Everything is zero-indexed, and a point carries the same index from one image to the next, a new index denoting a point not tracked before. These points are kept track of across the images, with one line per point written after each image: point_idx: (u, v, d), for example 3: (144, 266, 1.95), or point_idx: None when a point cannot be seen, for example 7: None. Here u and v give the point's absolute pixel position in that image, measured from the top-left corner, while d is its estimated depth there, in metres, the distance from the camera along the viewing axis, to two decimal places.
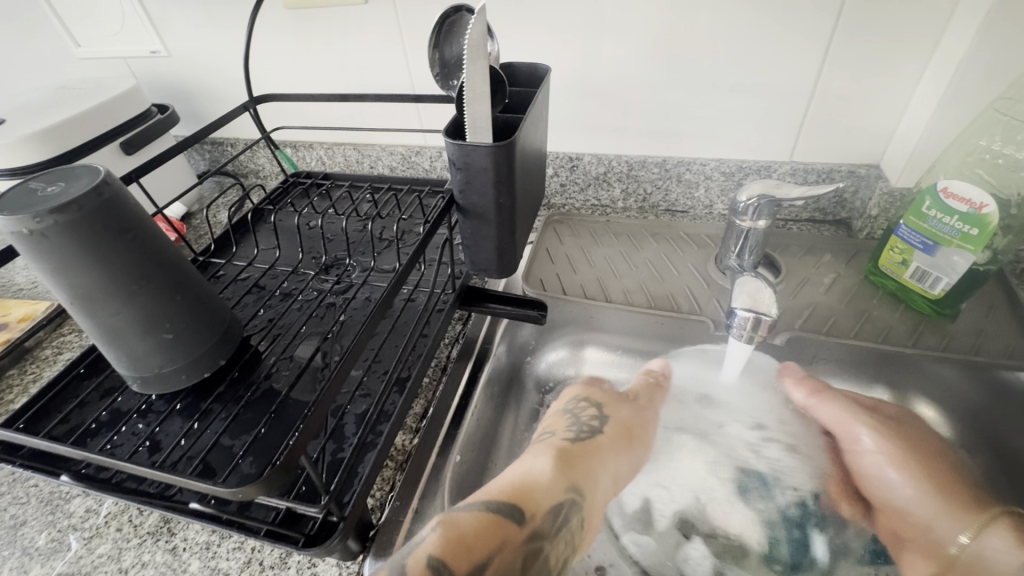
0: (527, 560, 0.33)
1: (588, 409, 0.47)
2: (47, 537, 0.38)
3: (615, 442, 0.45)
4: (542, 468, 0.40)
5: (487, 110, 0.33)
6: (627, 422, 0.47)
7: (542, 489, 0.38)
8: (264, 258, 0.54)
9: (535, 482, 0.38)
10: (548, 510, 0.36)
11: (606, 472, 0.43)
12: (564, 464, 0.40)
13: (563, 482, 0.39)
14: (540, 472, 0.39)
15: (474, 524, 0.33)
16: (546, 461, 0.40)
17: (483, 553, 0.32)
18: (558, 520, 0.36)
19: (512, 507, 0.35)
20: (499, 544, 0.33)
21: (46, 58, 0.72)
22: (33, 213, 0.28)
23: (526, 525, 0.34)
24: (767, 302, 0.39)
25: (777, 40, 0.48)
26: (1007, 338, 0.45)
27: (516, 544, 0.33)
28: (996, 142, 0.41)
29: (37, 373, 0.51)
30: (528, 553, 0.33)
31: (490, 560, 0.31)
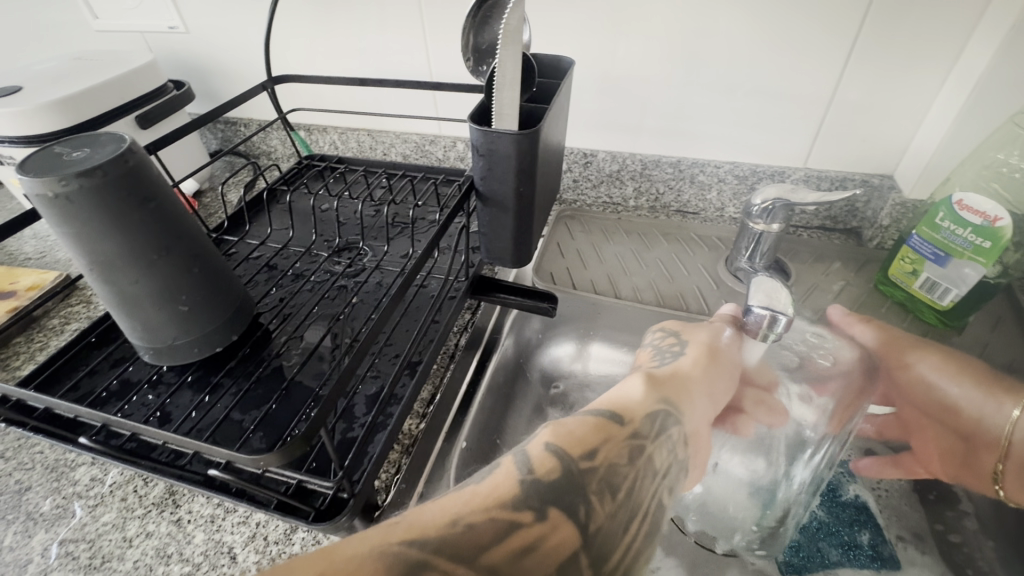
0: (634, 455, 0.30)
1: (667, 338, 0.45)
2: (51, 504, 0.38)
3: (703, 365, 0.41)
4: (631, 386, 0.37)
5: (514, 97, 0.33)
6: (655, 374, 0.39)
7: (634, 404, 0.34)
8: (277, 238, 0.54)
9: (627, 402, 0.35)
10: (644, 417, 0.33)
11: (698, 393, 0.39)
12: (651, 383, 0.38)
13: (654, 397, 0.36)
14: (629, 390, 0.36)
15: (583, 427, 0.31)
16: (638, 385, 0.37)
17: (591, 444, 0.30)
18: (657, 426, 0.33)
19: (614, 412, 0.33)
20: (606, 440, 0.31)
21: (65, 31, 0.72)
22: (60, 176, 0.28)
23: (629, 426, 0.32)
24: (784, 301, 0.38)
25: (795, 46, 0.48)
26: (1014, 352, 0.45)
27: (623, 442, 0.31)
28: (1014, 156, 0.41)
29: (45, 342, 0.51)
30: (634, 449, 0.31)
31: (598, 448, 0.30)
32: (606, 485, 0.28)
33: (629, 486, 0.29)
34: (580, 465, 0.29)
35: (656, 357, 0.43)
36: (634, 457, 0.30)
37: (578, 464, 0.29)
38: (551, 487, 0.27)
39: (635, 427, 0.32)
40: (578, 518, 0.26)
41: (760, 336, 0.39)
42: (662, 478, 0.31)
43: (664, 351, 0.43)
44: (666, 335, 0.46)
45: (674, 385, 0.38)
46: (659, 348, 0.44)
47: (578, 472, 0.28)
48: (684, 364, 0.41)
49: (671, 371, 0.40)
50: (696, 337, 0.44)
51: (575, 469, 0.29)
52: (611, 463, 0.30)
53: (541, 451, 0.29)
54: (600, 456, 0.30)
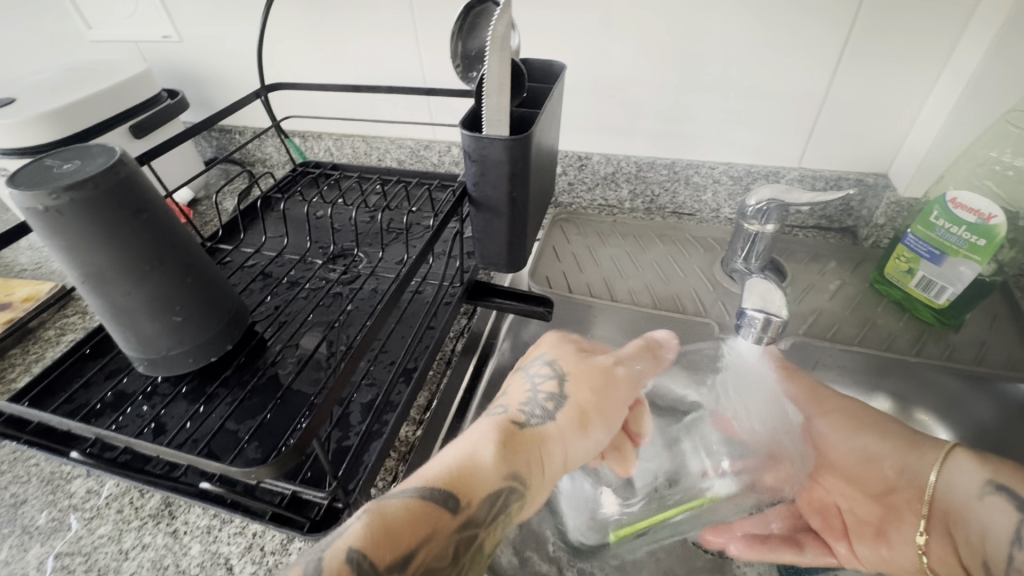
0: (459, 552, 0.28)
1: (548, 382, 0.40)
2: (47, 517, 0.38)
3: (570, 425, 0.37)
4: (483, 449, 0.33)
5: (504, 103, 0.33)
6: (512, 436, 0.35)
7: (480, 478, 0.31)
8: (272, 246, 0.54)
9: (473, 474, 0.31)
10: (484, 498, 0.30)
11: (554, 454, 0.36)
12: (505, 448, 0.33)
13: (502, 470, 0.32)
14: (478, 455, 0.32)
15: (405, 514, 0.27)
16: (491, 445, 0.33)
17: (410, 546, 0.26)
18: (496, 507, 0.30)
19: (450, 492, 0.29)
20: (431, 534, 0.27)
21: (59, 42, 0.72)
22: (50, 189, 0.28)
23: (461, 515, 0.28)
24: (778, 303, 0.38)
25: (787, 45, 0.48)
26: (1011, 350, 0.45)
27: (449, 536, 0.27)
28: (1007, 154, 0.42)
29: (40, 353, 0.51)
30: (460, 544, 0.28)
31: (417, 549, 0.26)
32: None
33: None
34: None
35: (527, 404, 0.38)
36: (459, 551, 0.28)
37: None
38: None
39: (468, 514, 0.29)
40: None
41: (754, 340, 0.39)
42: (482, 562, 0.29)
43: (537, 402, 0.38)
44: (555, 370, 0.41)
45: (530, 450, 0.34)
46: (535, 398, 0.38)
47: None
48: (563, 419, 0.37)
49: (536, 433, 0.36)
50: (578, 394, 0.39)
51: None
52: (427, 567, 0.26)
53: (339, 564, 0.24)
54: (416, 561, 0.26)
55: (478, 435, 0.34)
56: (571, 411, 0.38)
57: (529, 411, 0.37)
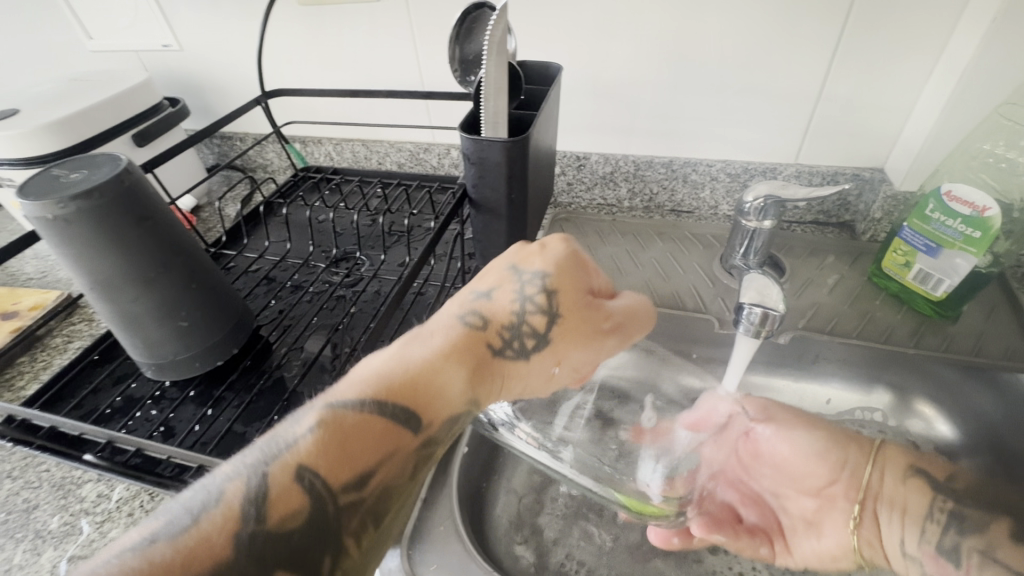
0: (415, 471, 0.28)
1: (543, 299, 0.34)
2: (59, 521, 0.39)
3: (542, 356, 0.34)
4: (453, 372, 0.31)
5: (503, 106, 0.34)
6: (480, 353, 0.32)
7: (443, 402, 0.29)
8: (275, 250, 0.55)
9: (438, 396, 0.29)
10: (444, 421, 0.29)
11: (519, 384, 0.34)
12: (475, 372, 0.31)
13: (466, 396, 0.31)
14: (446, 376, 0.30)
15: (363, 429, 0.26)
16: (460, 369, 0.31)
17: (365, 465, 0.26)
18: (452, 428, 0.30)
19: (412, 409, 0.28)
20: (389, 455, 0.26)
21: (60, 53, 0.72)
22: (58, 198, 0.29)
23: (422, 434, 0.28)
24: (775, 298, 0.38)
25: (782, 43, 0.48)
26: (1008, 340, 0.46)
27: (408, 455, 0.27)
28: (1000, 146, 0.42)
29: (48, 361, 0.52)
30: (415, 463, 0.28)
31: (375, 469, 0.26)
32: (369, 520, 0.25)
33: (396, 509, 0.26)
34: (338, 502, 0.24)
35: (514, 319, 0.33)
36: (415, 470, 0.28)
37: (339, 499, 0.24)
38: (295, 539, 0.23)
39: (429, 432, 0.28)
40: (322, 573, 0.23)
41: (752, 335, 0.39)
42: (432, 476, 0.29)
43: (521, 329, 0.33)
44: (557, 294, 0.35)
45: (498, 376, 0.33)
46: (526, 312, 0.34)
47: (333, 510, 0.24)
48: (556, 338, 0.34)
49: (503, 359, 0.33)
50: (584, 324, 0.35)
51: (331, 509, 0.24)
52: (385, 486, 0.26)
53: (287, 482, 0.23)
54: (375, 481, 0.26)
55: (438, 353, 0.31)
56: (546, 358, 0.34)
57: (516, 316, 0.33)
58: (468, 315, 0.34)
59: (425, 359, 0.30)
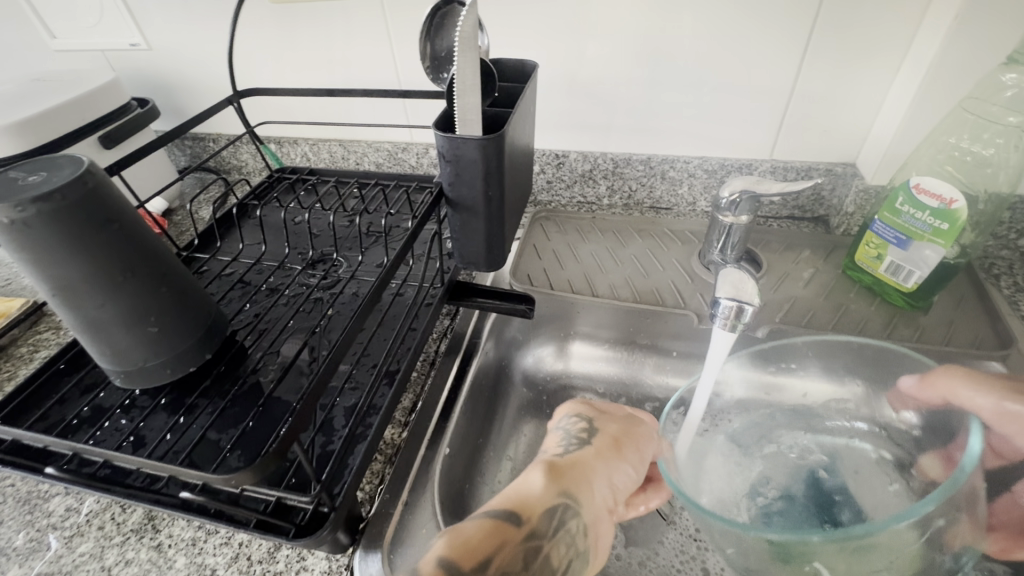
0: (530, 559, 0.29)
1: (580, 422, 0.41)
2: (25, 538, 0.37)
3: (605, 454, 0.38)
4: (533, 477, 0.34)
5: (476, 103, 0.33)
6: (554, 461, 0.36)
7: (534, 499, 0.32)
8: (250, 253, 0.54)
9: (527, 496, 0.32)
10: (543, 512, 0.31)
11: (600, 482, 0.36)
12: (553, 472, 0.35)
13: (554, 489, 0.33)
14: (530, 481, 0.34)
15: (478, 530, 0.29)
16: (537, 474, 0.35)
17: (485, 554, 0.28)
18: (556, 520, 0.31)
19: (511, 512, 0.31)
20: (501, 543, 0.29)
21: (20, 50, 0.70)
22: (14, 202, 0.27)
23: (526, 526, 0.30)
24: (750, 291, 0.38)
25: (754, 41, 0.49)
26: (977, 329, 0.47)
27: (519, 545, 0.29)
28: (965, 140, 0.43)
29: (13, 371, 0.50)
30: (530, 550, 0.29)
31: (492, 557, 0.28)
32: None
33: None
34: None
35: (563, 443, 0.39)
36: (530, 562, 0.29)
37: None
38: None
39: (532, 526, 0.30)
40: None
41: (729, 330, 0.39)
42: (560, 574, 0.29)
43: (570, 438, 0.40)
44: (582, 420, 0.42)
45: (575, 470, 0.36)
46: (568, 434, 0.40)
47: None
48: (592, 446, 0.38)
49: (573, 459, 0.37)
50: (607, 426, 0.40)
51: None
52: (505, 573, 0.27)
53: (418, 573, 0.26)
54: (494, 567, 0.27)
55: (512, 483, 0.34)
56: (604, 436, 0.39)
57: (565, 443, 0.39)
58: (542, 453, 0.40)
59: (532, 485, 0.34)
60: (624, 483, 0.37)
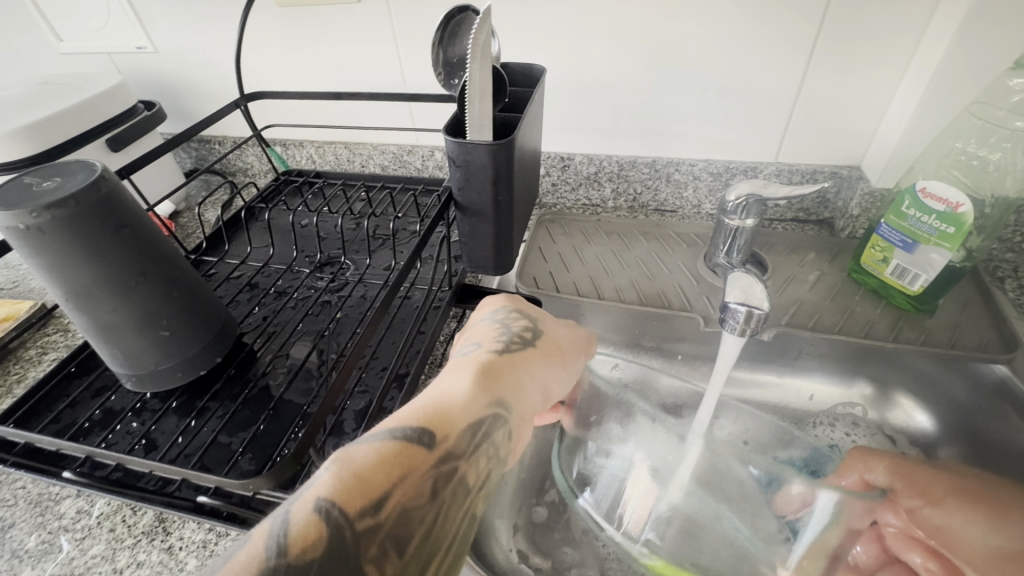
0: (437, 488, 0.27)
1: (519, 320, 0.39)
2: (37, 540, 0.37)
3: (541, 352, 0.37)
4: (459, 384, 0.33)
5: (487, 109, 0.34)
6: (484, 364, 0.34)
7: (456, 411, 0.30)
8: (258, 256, 0.54)
9: (447, 409, 0.30)
10: (461, 431, 0.29)
11: (533, 386, 0.35)
12: (483, 377, 0.33)
13: (481, 401, 0.31)
14: (455, 389, 0.32)
15: (374, 462, 0.26)
16: (467, 378, 0.33)
17: (381, 489, 0.26)
18: (478, 435, 0.30)
19: (425, 429, 0.29)
20: (405, 476, 0.26)
21: (27, 53, 0.70)
22: (31, 208, 0.28)
23: (436, 452, 0.28)
24: (759, 295, 0.39)
25: (759, 45, 0.49)
26: (983, 332, 0.47)
27: (426, 472, 0.27)
28: (972, 144, 0.43)
29: (22, 373, 0.50)
30: (439, 478, 0.27)
31: (389, 494, 0.26)
32: (392, 541, 0.25)
33: (426, 529, 0.26)
34: (355, 529, 0.24)
35: (501, 336, 0.37)
36: (438, 487, 0.27)
37: (355, 526, 0.24)
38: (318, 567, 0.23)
39: (446, 447, 0.28)
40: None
41: (737, 333, 0.39)
42: (475, 492, 0.29)
43: (511, 334, 0.37)
44: (521, 315, 0.40)
45: (511, 377, 0.34)
46: (508, 331, 0.38)
47: (351, 540, 0.23)
48: (531, 348, 0.37)
49: (508, 360, 0.35)
50: (551, 330, 0.40)
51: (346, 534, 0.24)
52: (403, 507, 0.26)
53: (306, 517, 0.24)
54: (391, 503, 0.25)
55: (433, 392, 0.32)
56: (553, 344, 0.38)
57: (505, 338, 0.37)
58: (477, 346, 0.36)
59: (457, 394, 0.32)
60: (558, 383, 0.38)
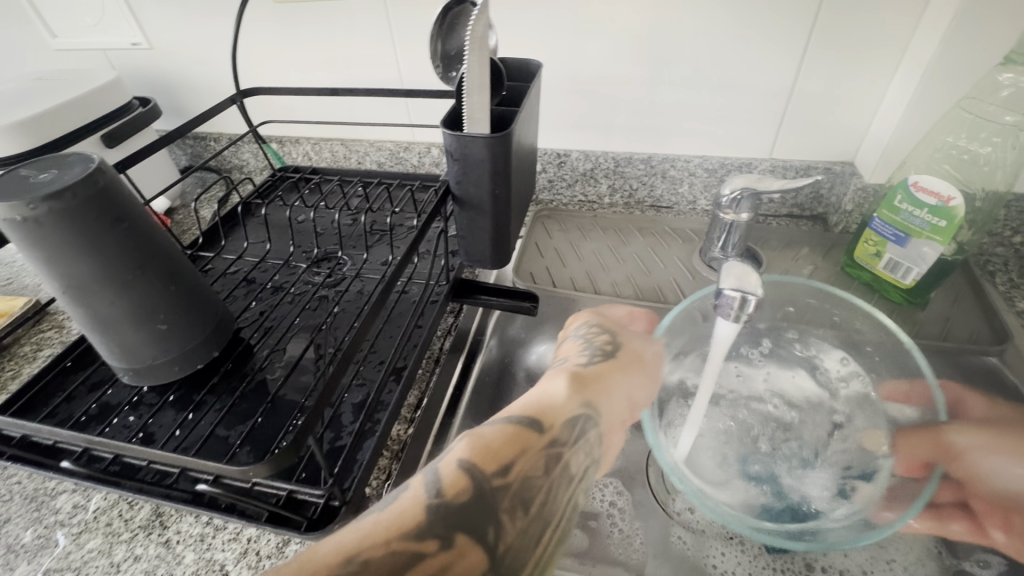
0: (550, 466, 0.29)
1: (601, 338, 0.42)
2: (33, 535, 0.37)
3: (622, 363, 0.40)
4: (556, 386, 0.36)
5: (482, 102, 0.34)
6: (580, 371, 0.38)
7: (557, 406, 0.33)
8: (254, 252, 0.54)
9: (551, 401, 0.33)
10: (564, 422, 0.32)
11: (619, 393, 0.37)
12: (577, 382, 0.36)
13: (578, 399, 0.34)
14: (553, 390, 0.35)
15: (500, 435, 0.30)
16: (561, 384, 0.36)
17: (507, 459, 0.28)
18: (577, 431, 0.32)
19: (534, 418, 0.32)
20: (523, 451, 0.29)
21: (20, 49, 0.70)
22: (28, 200, 0.28)
23: (548, 433, 0.31)
24: (754, 282, 0.38)
25: (753, 42, 0.50)
26: (974, 325, 0.48)
27: (540, 451, 0.30)
28: (962, 139, 0.44)
29: (16, 369, 0.50)
30: (551, 459, 0.30)
31: (513, 463, 0.28)
32: (519, 500, 0.27)
33: (544, 497, 0.28)
34: (492, 484, 0.27)
35: (585, 351, 0.41)
36: (551, 468, 0.29)
37: (491, 483, 0.27)
38: (462, 511, 0.26)
39: (554, 432, 0.31)
40: (487, 540, 0.25)
41: (731, 320, 0.39)
42: (578, 481, 0.30)
43: (593, 349, 0.41)
44: (601, 332, 0.44)
45: (600, 383, 0.37)
46: (591, 344, 0.42)
47: (489, 491, 0.27)
48: (610, 363, 0.39)
49: (597, 370, 0.38)
50: (628, 342, 0.43)
51: (484, 489, 0.27)
52: (526, 478, 0.28)
53: (451, 472, 0.27)
54: (515, 470, 0.28)
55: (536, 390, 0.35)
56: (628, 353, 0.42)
57: (589, 352, 0.41)
58: (565, 359, 0.41)
59: (557, 393, 0.35)
60: (631, 397, 0.38)
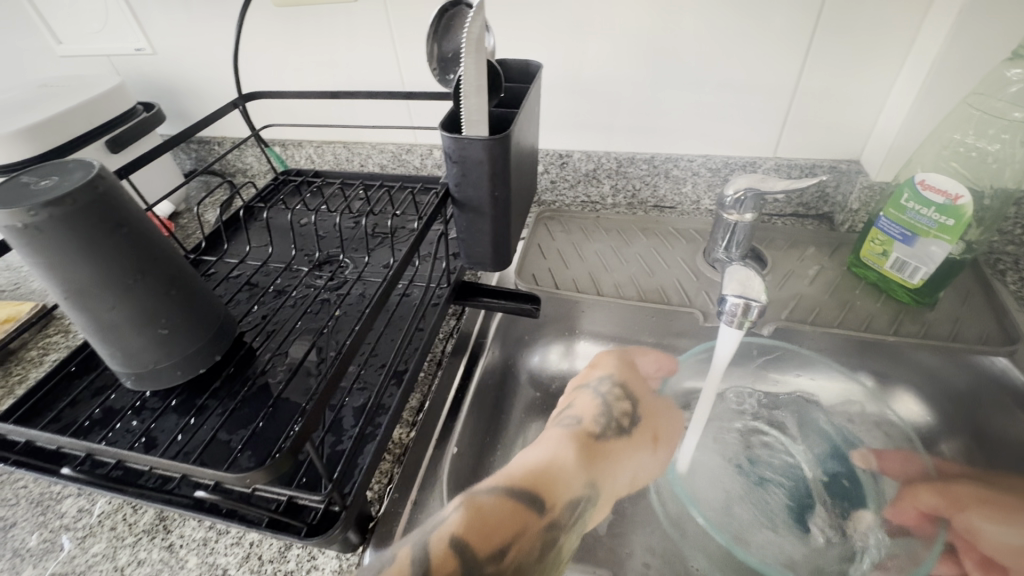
0: (544, 551, 0.33)
1: (622, 401, 0.48)
2: (38, 539, 0.38)
3: (636, 443, 0.47)
4: (568, 453, 0.41)
5: (481, 104, 0.33)
6: (592, 444, 0.44)
7: (563, 486, 0.37)
8: (256, 255, 0.54)
9: (560, 472, 0.38)
10: (565, 504, 0.36)
11: (622, 472, 0.45)
12: (588, 457, 0.42)
13: (584, 477, 0.40)
14: (564, 458, 0.40)
15: (498, 508, 0.33)
16: (574, 453, 0.41)
17: (501, 540, 0.32)
18: (575, 513, 0.37)
19: (538, 498, 0.35)
20: (520, 532, 0.33)
21: (26, 55, 0.70)
22: (28, 206, 0.28)
23: (546, 515, 0.35)
24: (757, 288, 0.38)
25: (756, 41, 0.49)
26: (984, 325, 0.47)
27: (536, 533, 0.33)
28: (970, 135, 0.43)
29: (23, 374, 0.50)
30: (544, 543, 0.33)
31: (508, 545, 0.32)
32: None
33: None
34: (483, 568, 0.30)
35: (602, 416, 0.46)
36: (544, 551, 0.33)
37: (482, 568, 0.30)
38: None
39: (553, 516, 0.35)
40: None
41: (736, 327, 0.39)
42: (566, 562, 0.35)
43: (613, 416, 0.47)
44: (622, 395, 0.49)
45: (608, 461, 0.44)
46: (609, 408, 0.47)
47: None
48: (623, 438, 0.46)
49: (608, 445, 0.45)
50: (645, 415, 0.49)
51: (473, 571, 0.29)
52: (517, 562, 0.31)
53: (445, 551, 0.30)
54: (509, 556, 0.31)
55: (547, 458, 0.40)
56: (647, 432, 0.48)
57: (605, 423, 0.46)
58: (576, 419, 0.46)
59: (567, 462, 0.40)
60: (633, 477, 0.45)
